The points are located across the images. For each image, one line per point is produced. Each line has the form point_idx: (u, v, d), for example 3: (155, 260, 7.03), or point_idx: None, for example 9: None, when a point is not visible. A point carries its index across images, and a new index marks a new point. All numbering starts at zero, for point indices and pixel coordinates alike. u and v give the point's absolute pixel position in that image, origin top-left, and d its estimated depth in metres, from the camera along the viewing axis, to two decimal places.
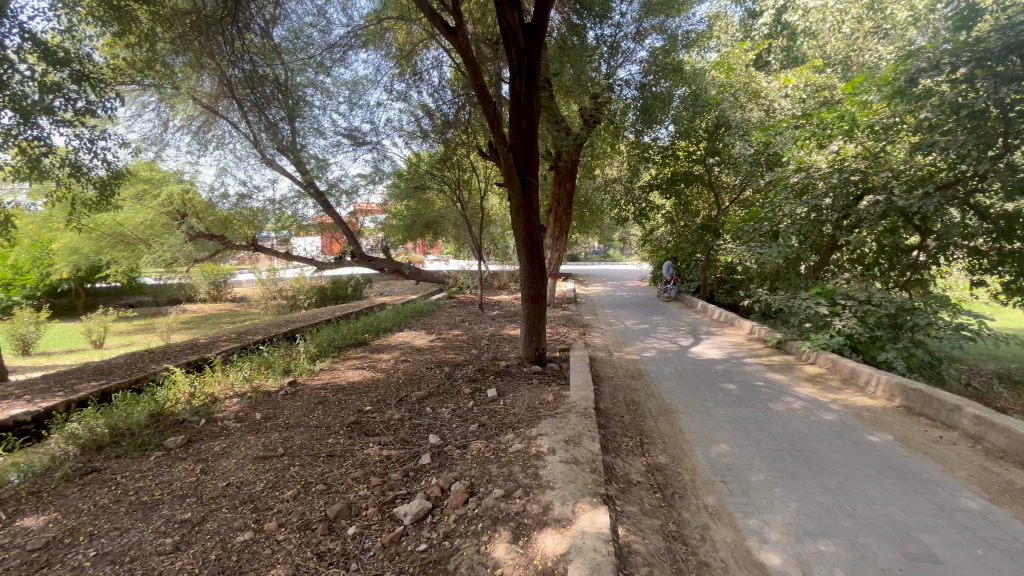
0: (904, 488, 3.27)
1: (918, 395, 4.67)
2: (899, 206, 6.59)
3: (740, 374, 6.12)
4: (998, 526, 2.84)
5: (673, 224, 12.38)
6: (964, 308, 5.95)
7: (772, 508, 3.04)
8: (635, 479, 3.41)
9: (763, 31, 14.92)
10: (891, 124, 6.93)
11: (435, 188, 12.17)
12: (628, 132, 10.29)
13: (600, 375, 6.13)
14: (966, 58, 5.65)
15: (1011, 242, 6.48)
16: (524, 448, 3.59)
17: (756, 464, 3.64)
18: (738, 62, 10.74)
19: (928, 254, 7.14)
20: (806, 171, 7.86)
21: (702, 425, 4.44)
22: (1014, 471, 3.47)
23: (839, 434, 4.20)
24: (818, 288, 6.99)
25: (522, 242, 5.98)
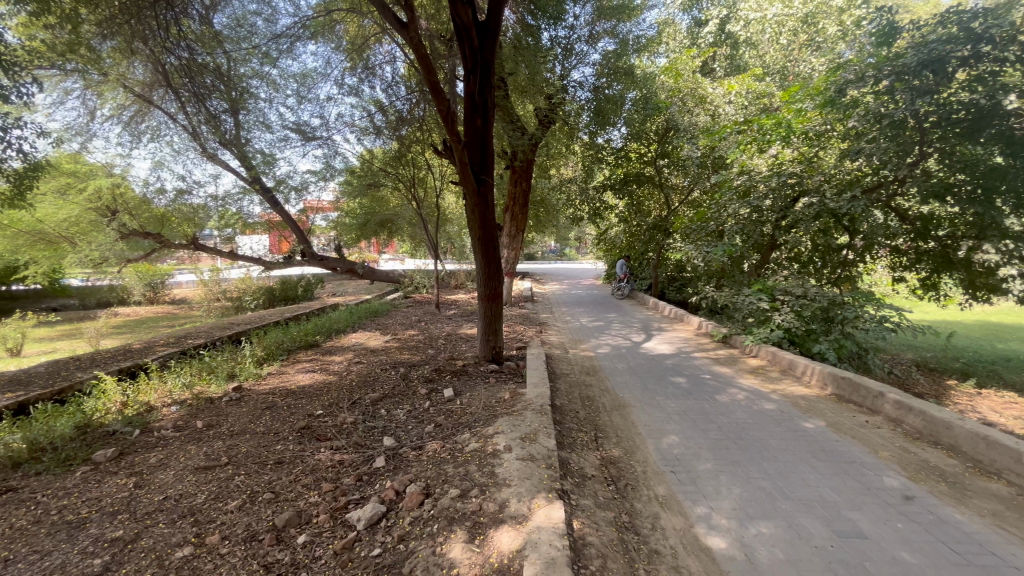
0: (835, 470, 3.52)
1: (847, 383, 5.03)
2: (830, 208, 7.09)
3: (688, 367, 6.38)
4: (915, 501, 3.10)
5: (627, 224, 12.84)
6: (887, 303, 6.45)
7: (718, 495, 3.19)
8: (589, 473, 3.48)
9: (709, 39, 15.27)
10: (823, 132, 7.36)
11: (390, 186, 11.93)
12: (582, 133, 10.48)
13: (556, 372, 6.22)
14: (887, 72, 6.14)
15: (926, 241, 7.09)
16: (480, 447, 3.59)
17: (703, 454, 3.80)
18: (686, 68, 11.16)
19: (856, 252, 7.71)
20: (748, 174, 8.30)
21: (653, 417, 4.60)
22: (929, 450, 3.81)
23: (778, 422, 4.45)
24: (759, 285, 7.39)
25: (478, 240, 5.96)
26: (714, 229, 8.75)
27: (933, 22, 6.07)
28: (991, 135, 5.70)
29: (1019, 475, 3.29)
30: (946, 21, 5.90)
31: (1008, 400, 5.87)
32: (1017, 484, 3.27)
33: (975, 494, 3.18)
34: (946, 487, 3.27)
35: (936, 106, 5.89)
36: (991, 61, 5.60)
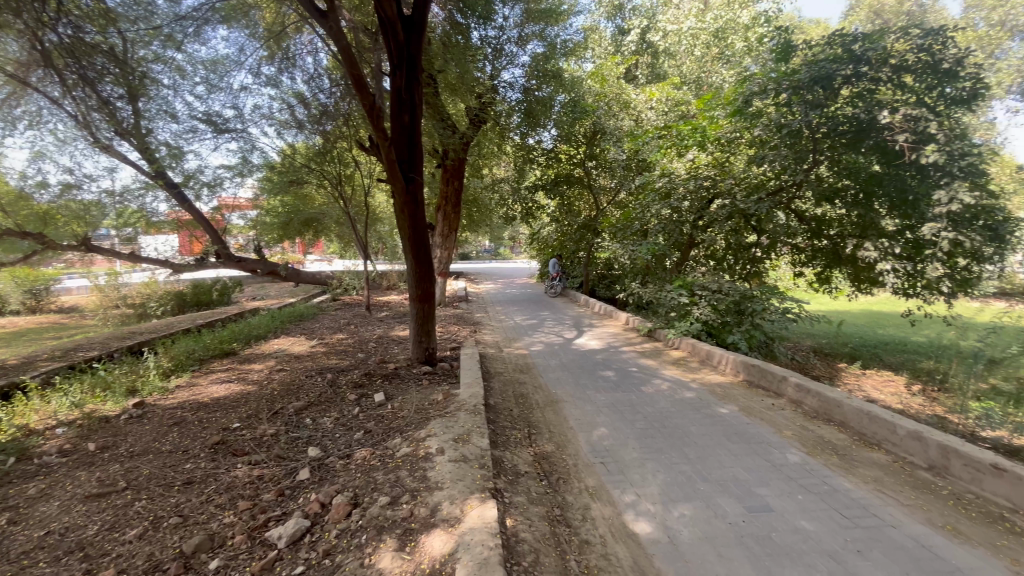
0: (746, 450, 3.82)
1: (756, 370, 5.47)
2: (741, 209, 7.75)
3: (617, 361, 6.64)
4: (812, 474, 3.44)
5: (559, 224, 13.40)
6: (789, 295, 7.09)
7: (644, 481, 3.35)
8: (522, 470, 3.52)
9: (632, 47, 16.32)
10: (733, 138, 8.00)
11: (314, 183, 11.34)
12: (513, 134, 10.58)
13: (490, 371, 6.23)
14: (785, 86, 6.75)
15: (820, 239, 7.87)
16: (412, 451, 3.51)
17: (630, 443, 3.97)
18: (611, 74, 11.58)
19: (763, 249, 8.39)
20: (668, 177, 8.80)
21: (584, 411, 4.74)
22: (824, 427, 4.23)
23: (697, 409, 4.76)
24: (680, 281, 7.83)
25: (407, 240, 5.81)
26: (638, 228, 9.29)
27: (821, 43, 6.76)
28: (870, 146, 6.47)
29: (895, 445, 3.75)
30: (833, 43, 6.59)
31: (887, 379, 6.69)
32: (893, 452, 3.73)
33: (860, 463, 3.58)
34: (838, 459, 3.66)
35: (826, 118, 6.54)
36: (869, 80, 6.33)
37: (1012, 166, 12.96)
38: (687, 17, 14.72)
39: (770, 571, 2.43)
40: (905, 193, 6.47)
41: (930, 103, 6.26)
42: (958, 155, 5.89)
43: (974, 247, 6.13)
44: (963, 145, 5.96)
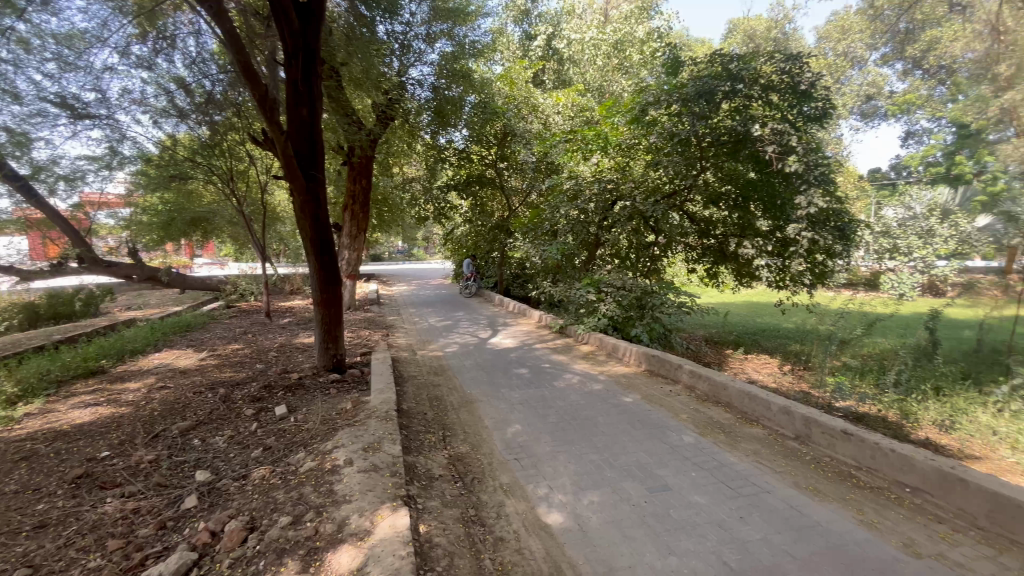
0: (647, 435, 4.10)
1: (656, 360, 5.90)
2: (640, 210, 8.30)
3: (530, 358, 6.81)
4: (703, 452, 3.79)
5: (472, 224, 13.42)
6: (683, 290, 7.80)
7: (555, 473, 3.46)
8: (437, 474, 3.48)
9: (538, 53, 16.76)
10: (633, 145, 8.56)
11: (202, 180, 10.27)
12: (423, 133, 10.41)
13: (403, 376, 6.05)
14: (676, 98, 7.37)
15: (708, 238, 8.65)
16: (317, 465, 3.31)
17: (543, 437, 4.09)
18: (519, 77, 11.82)
19: (660, 248, 9.04)
20: (576, 179, 9.26)
21: (498, 409, 4.79)
22: (713, 408, 4.68)
23: (604, 400, 5.02)
24: (588, 279, 8.16)
25: (309, 241, 5.47)
26: (548, 229, 9.53)
27: (703, 61, 7.42)
28: (746, 155, 7.33)
29: (770, 419, 4.24)
30: (714, 61, 7.24)
31: (765, 361, 7.57)
32: (768, 426, 4.22)
33: (742, 438, 4.01)
34: (725, 436, 4.06)
35: (710, 129, 7.24)
36: (743, 97, 7.11)
37: (854, 175, 15.32)
38: (589, 28, 15.50)
39: (668, 545, 2.63)
40: (775, 197, 7.43)
41: (792, 119, 7.10)
42: (813, 165, 6.75)
43: (826, 245, 7.13)
44: (816, 157, 6.87)
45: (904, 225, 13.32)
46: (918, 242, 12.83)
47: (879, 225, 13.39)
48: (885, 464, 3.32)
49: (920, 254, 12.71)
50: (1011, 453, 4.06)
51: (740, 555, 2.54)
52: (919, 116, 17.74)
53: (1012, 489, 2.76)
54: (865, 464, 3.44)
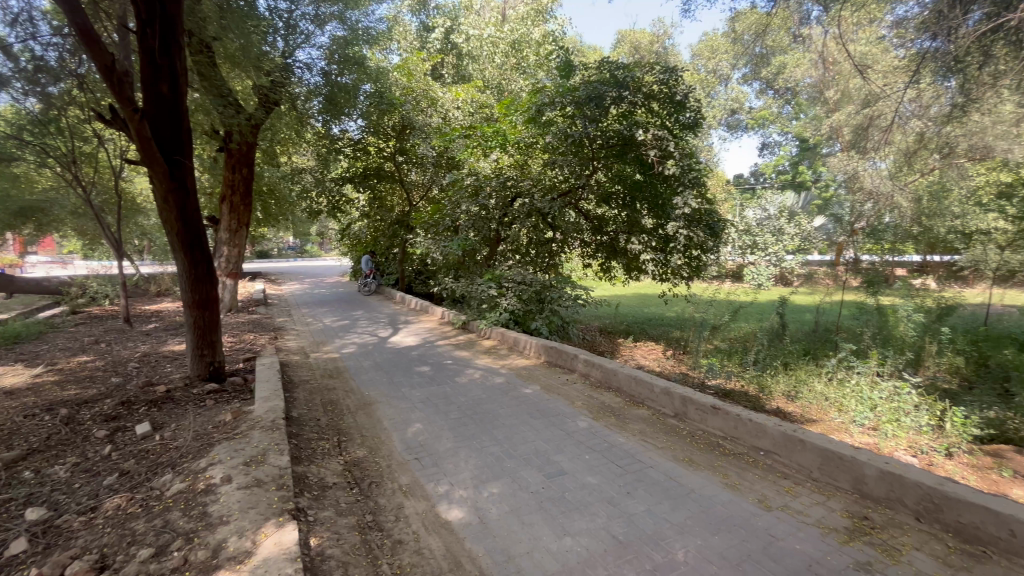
0: (546, 424, 4.26)
1: (553, 351, 6.15)
2: (538, 207, 8.62)
3: (432, 356, 6.72)
4: (596, 435, 4.03)
5: (370, 219, 12.88)
6: (578, 284, 8.22)
7: (457, 469, 3.45)
8: (330, 482, 3.29)
9: (436, 45, 16.63)
10: (530, 144, 8.83)
11: (33, 162, 8.60)
12: (313, 121, 9.68)
13: (294, 381, 5.62)
14: (569, 100, 7.69)
15: (601, 235, 9.19)
16: (188, 486, 2.97)
17: (444, 434, 4.06)
18: (416, 69, 11.55)
19: (559, 244, 9.41)
20: (475, 175, 9.35)
21: (398, 410, 4.66)
22: (605, 394, 5.00)
23: (505, 393, 5.12)
24: (490, 274, 8.27)
25: (176, 235, 4.82)
26: (449, 225, 9.53)
27: (593, 67, 7.84)
28: (633, 158, 7.86)
29: (653, 400, 4.64)
30: (603, 68, 7.67)
31: (651, 348, 8.27)
32: (652, 407, 4.61)
33: (630, 419, 4.34)
34: (615, 419, 4.36)
35: (600, 132, 7.72)
36: (629, 103, 7.61)
37: (722, 180, 17.27)
38: (487, 26, 15.63)
39: (563, 526, 2.76)
40: (657, 197, 8.05)
41: (670, 126, 7.77)
42: (687, 168, 7.47)
43: (700, 241, 7.93)
44: (690, 162, 7.62)
45: (761, 224, 15.36)
46: (772, 238, 14.92)
47: (742, 224, 15.28)
48: (744, 432, 3.80)
49: (773, 249, 14.78)
50: (838, 415, 4.91)
51: (626, 527, 2.75)
52: (771, 131, 20.53)
53: (837, 444, 3.31)
54: (730, 434, 3.91)
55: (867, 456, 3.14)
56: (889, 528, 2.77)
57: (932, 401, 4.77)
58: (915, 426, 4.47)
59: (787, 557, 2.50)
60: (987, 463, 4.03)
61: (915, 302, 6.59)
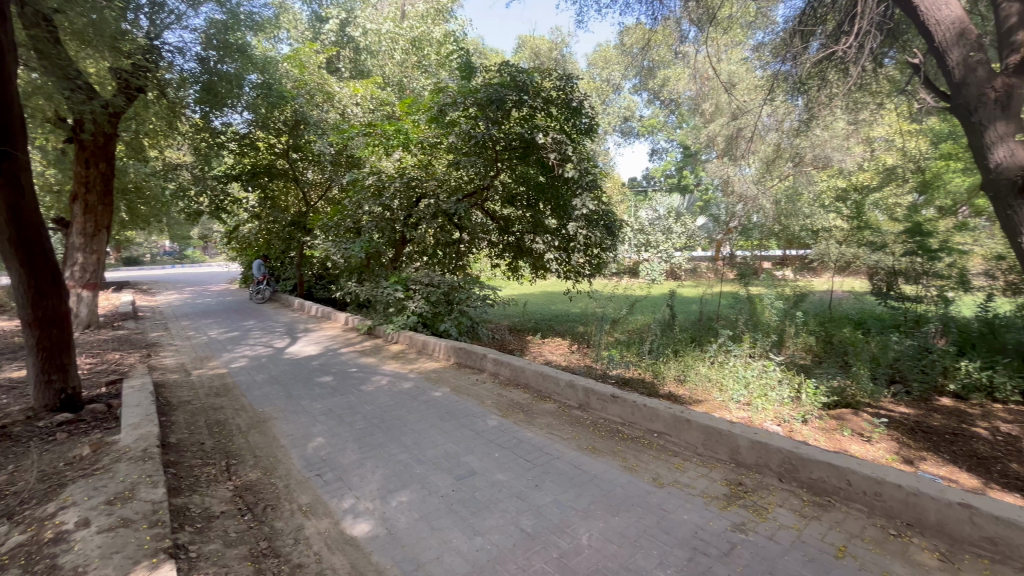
0: (456, 426, 4.23)
1: (463, 352, 6.14)
2: (444, 208, 8.56)
3: (335, 365, 6.36)
4: (505, 432, 4.09)
5: (261, 220, 11.84)
6: (485, 284, 8.29)
7: (363, 482, 3.30)
8: (217, 511, 2.99)
9: (331, 38, 15.82)
10: (434, 144, 8.74)
11: None
12: (188, 111, 8.70)
13: (171, 403, 5.00)
14: (470, 101, 7.71)
15: (508, 235, 9.34)
16: (32, 538, 2.52)
17: (348, 446, 3.87)
18: (309, 60, 10.82)
19: (467, 244, 9.43)
20: (378, 175, 9.05)
21: (297, 425, 4.35)
22: (514, 391, 5.11)
23: (414, 397, 5.01)
24: (396, 276, 7.99)
25: (9, 241, 4.03)
26: (351, 226, 9.11)
27: (494, 70, 7.97)
28: (534, 160, 8.10)
29: (559, 394, 4.83)
30: (502, 71, 7.80)
31: (558, 343, 8.60)
32: (558, 400, 4.80)
33: (538, 414, 4.48)
34: (523, 415, 4.47)
35: (502, 134, 7.85)
36: (529, 108, 7.84)
37: (617, 183, 18.46)
38: (385, 20, 15.18)
39: (473, 526, 2.77)
40: (559, 198, 8.33)
41: (570, 131, 8.09)
42: (585, 172, 7.85)
43: (598, 240, 8.41)
44: (589, 166, 8.02)
45: (653, 224, 16.68)
46: (662, 237, 16.29)
47: (637, 224, 16.46)
48: (640, 417, 4.10)
49: (664, 247, 16.07)
50: (719, 394, 5.48)
51: (535, 520, 2.82)
52: (659, 138, 22.38)
53: (716, 421, 3.69)
54: (627, 420, 4.19)
55: (740, 429, 3.55)
56: (758, 490, 3.15)
57: (791, 375, 5.50)
58: (779, 399, 5.14)
59: (676, 527, 2.75)
60: (832, 426, 4.77)
61: (776, 290, 7.55)
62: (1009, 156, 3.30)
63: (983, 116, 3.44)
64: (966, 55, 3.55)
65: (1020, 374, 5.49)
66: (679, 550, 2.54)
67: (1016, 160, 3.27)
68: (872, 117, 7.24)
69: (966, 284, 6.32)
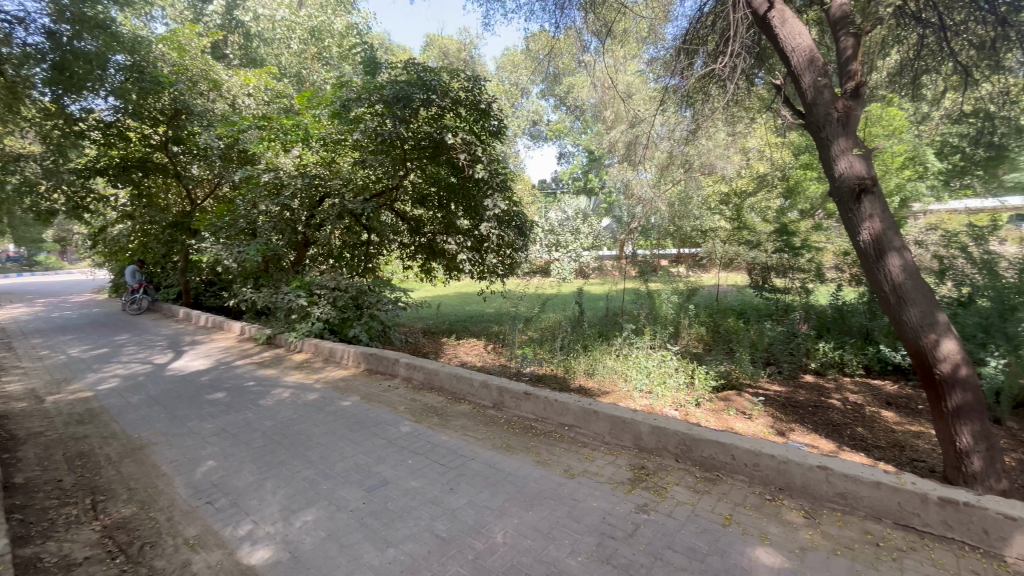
0: (366, 436, 4.06)
1: (373, 358, 5.91)
2: (350, 208, 8.20)
3: (229, 379, 5.79)
4: (420, 438, 4.00)
5: (135, 220, 10.46)
6: (396, 286, 8.04)
7: (261, 505, 3.05)
8: (80, 558, 2.58)
9: (215, 20, 14.04)
10: (337, 140, 8.26)
11: None
12: (34, 93, 7.33)
13: (17, 436, 4.22)
14: (376, 97, 7.43)
15: (420, 236, 9.19)
16: None
17: (244, 468, 3.54)
18: (190, 44, 9.65)
19: (376, 245, 9.16)
20: (274, 172, 8.33)
21: (182, 449, 3.90)
22: (428, 395, 5.02)
23: (320, 409, 4.72)
24: (297, 280, 7.46)
25: None
26: (244, 227, 8.28)
27: (400, 67, 7.78)
28: (445, 160, 8.02)
29: (473, 395, 4.83)
30: (408, 68, 7.63)
31: (472, 345, 8.58)
32: (473, 401, 4.80)
33: (453, 417, 4.44)
34: (437, 418, 4.41)
35: (410, 133, 7.65)
36: (437, 107, 7.72)
37: (528, 185, 18.95)
38: (279, 6, 14.26)
39: (386, 538, 2.68)
40: (470, 199, 8.34)
41: (478, 132, 8.08)
42: (495, 173, 7.95)
43: (510, 240, 8.54)
44: (498, 168, 8.12)
45: (562, 225, 17.33)
46: (571, 238, 16.91)
47: (547, 224, 16.98)
48: (551, 412, 4.23)
49: (573, 247, 16.70)
50: (624, 384, 5.84)
51: (450, 524, 2.80)
52: (566, 143, 23.30)
53: (620, 410, 3.92)
54: (540, 415, 4.31)
55: (642, 416, 3.80)
56: (659, 472, 3.40)
57: (686, 363, 6.00)
58: (676, 385, 5.60)
59: (586, 515, 2.87)
60: (720, 407, 5.29)
61: (672, 286, 8.18)
62: (848, 167, 3.88)
63: (829, 132, 4.01)
64: (816, 79, 4.11)
65: (862, 351, 6.54)
66: (589, 536, 2.66)
67: (854, 171, 3.86)
68: (746, 129, 8.15)
69: (821, 276, 7.31)
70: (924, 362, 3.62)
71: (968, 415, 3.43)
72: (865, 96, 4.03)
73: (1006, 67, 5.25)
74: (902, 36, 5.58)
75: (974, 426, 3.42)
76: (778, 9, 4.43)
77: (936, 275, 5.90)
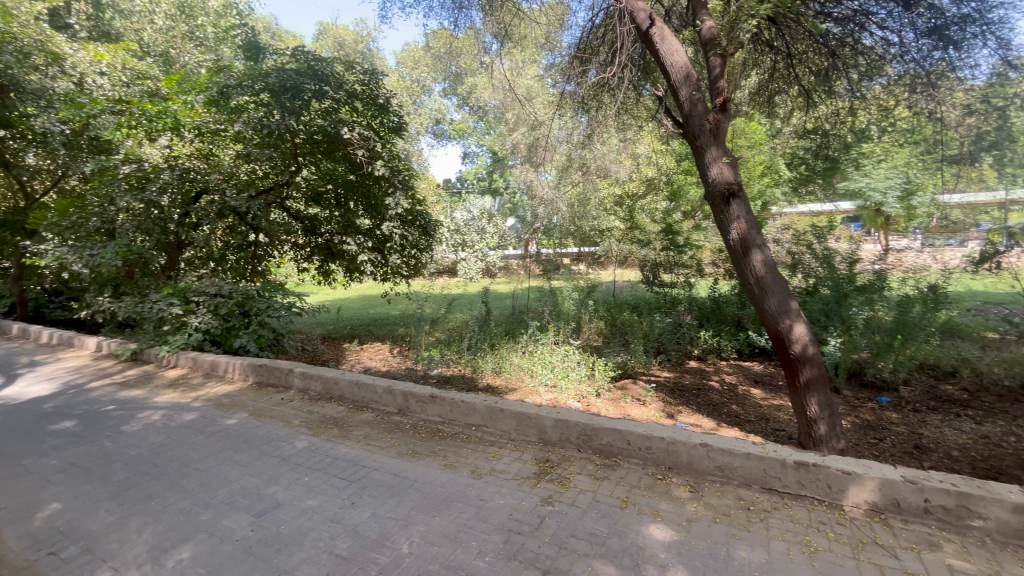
0: (255, 456, 3.70)
1: (263, 370, 5.42)
2: (232, 206, 7.45)
3: (81, 405, 4.94)
4: (318, 452, 3.74)
5: None
6: (290, 290, 7.43)
7: (125, 547, 2.64)
8: None
9: None
10: (216, 131, 7.50)
11: None
12: None
13: None
14: (260, 86, 6.87)
15: (315, 236, 8.60)
16: None
17: (101, 507, 3.04)
18: (18, 9, 8.19)
19: (264, 246, 8.43)
20: (137, 164, 7.28)
21: (15, 493, 3.24)
22: (327, 405, 4.72)
23: (199, 430, 4.22)
24: (169, 287, 6.61)
25: None
26: (100, 226, 7.17)
27: (286, 54, 7.20)
28: (341, 156, 7.60)
29: (377, 402, 4.63)
30: (295, 55, 7.10)
31: (377, 349, 8.25)
32: (376, 408, 4.60)
33: (354, 427, 4.21)
34: (337, 430, 4.15)
35: (302, 126, 7.05)
36: (332, 100, 7.26)
37: (432, 184, 18.69)
38: None
39: (278, 566, 2.46)
40: (370, 198, 8.00)
41: (377, 128, 7.73)
42: (396, 170, 7.71)
43: (414, 240, 8.33)
44: (400, 165, 7.89)
45: (468, 225, 17.34)
46: (477, 238, 16.98)
47: (452, 224, 16.88)
48: (458, 413, 4.20)
49: (479, 246, 16.77)
50: (530, 380, 5.98)
51: (351, 541, 2.65)
52: (469, 143, 23.37)
53: (525, 407, 4.00)
54: (447, 418, 4.26)
55: (546, 411, 3.91)
56: (562, 463, 3.53)
57: (587, 357, 6.30)
58: (578, 378, 5.86)
59: (493, 514, 2.88)
60: (618, 396, 5.65)
61: (573, 283, 8.52)
62: (720, 173, 4.33)
63: (703, 142, 4.44)
64: (691, 93, 4.52)
65: (734, 337, 7.39)
66: (496, 535, 2.68)
67: (723, 177, 4.31)
68: (636, 135, 8.76)
69: (701, 271, 8.11)
70: (782, 344, 4.15)
71: (815, 388, 4.01)
72: (731, 111, 4.53)
73: (837, 93, 6.16)
74: (758, 60, 6.36)
75: (820, 397, 4.01)
76: (658, 27, 4.81)
77: (789, 269, 6.80)
